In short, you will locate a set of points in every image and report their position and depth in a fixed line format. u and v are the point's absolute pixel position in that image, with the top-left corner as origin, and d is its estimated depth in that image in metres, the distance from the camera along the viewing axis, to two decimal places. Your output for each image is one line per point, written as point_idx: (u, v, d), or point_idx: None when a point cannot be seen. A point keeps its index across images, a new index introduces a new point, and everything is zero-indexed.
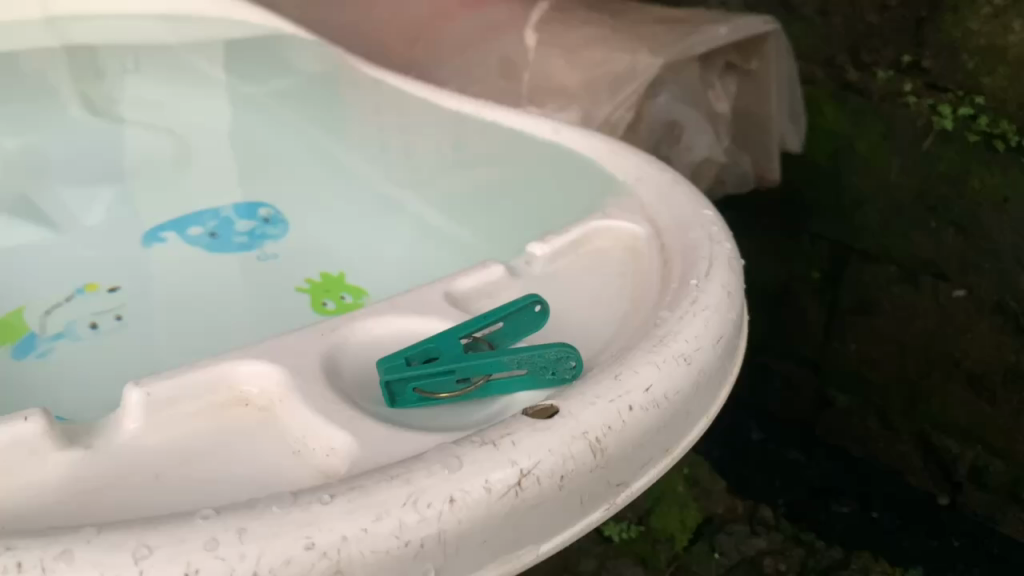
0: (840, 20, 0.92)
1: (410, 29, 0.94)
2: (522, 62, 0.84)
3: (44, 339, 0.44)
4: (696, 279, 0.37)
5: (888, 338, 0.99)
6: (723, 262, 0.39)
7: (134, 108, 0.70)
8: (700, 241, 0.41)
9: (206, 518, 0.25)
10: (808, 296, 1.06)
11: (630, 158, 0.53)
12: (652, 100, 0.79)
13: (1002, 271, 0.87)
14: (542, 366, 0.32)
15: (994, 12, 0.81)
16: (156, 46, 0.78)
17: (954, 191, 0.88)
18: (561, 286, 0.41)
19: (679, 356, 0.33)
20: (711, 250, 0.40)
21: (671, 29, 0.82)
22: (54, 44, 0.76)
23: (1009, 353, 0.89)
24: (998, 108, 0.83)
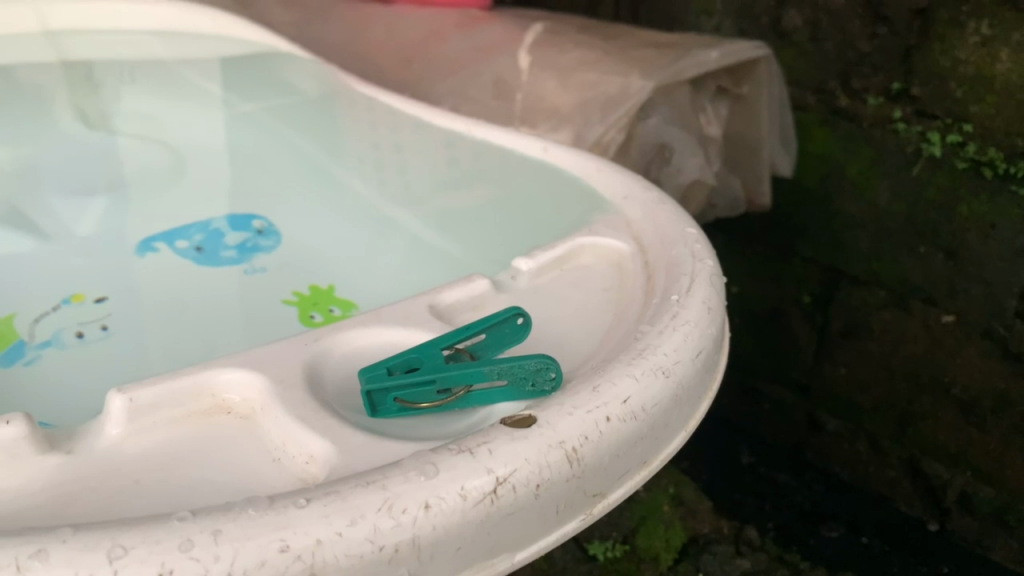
0: (831, 45, 0.96)
1: (405, 49, 0.96)
2: (515, 83, 0.86)
3: (30, 347, 0.44)
4: (677, 294, 0.38)
5: (878, 362, 1.02)
6: (704, 278, 0.39)
7: (128, 122, 0.70)
8: (682, 257, 0.41)
9: (182, 519, 0.25)
10: (799, 319, 1.09)
11: (617, 176, 0.53)
12: (643, 122, 0.80)
13: (990, 295, 0.89)
14: (522, 377, 0.32)
15: (982, 41, 0.83)
16: (152, 61, 0.79)
17: (943, 217, 0.91)
18: (546, 301, 0.41)
19: (658, 369, 0.33)
20: (693, 266, 0.40)
21: (662, 52, 0.83)
22: (50, 57, 0.76)
23: (997, 379, 0.91)
24: (986, 136, 0.85)
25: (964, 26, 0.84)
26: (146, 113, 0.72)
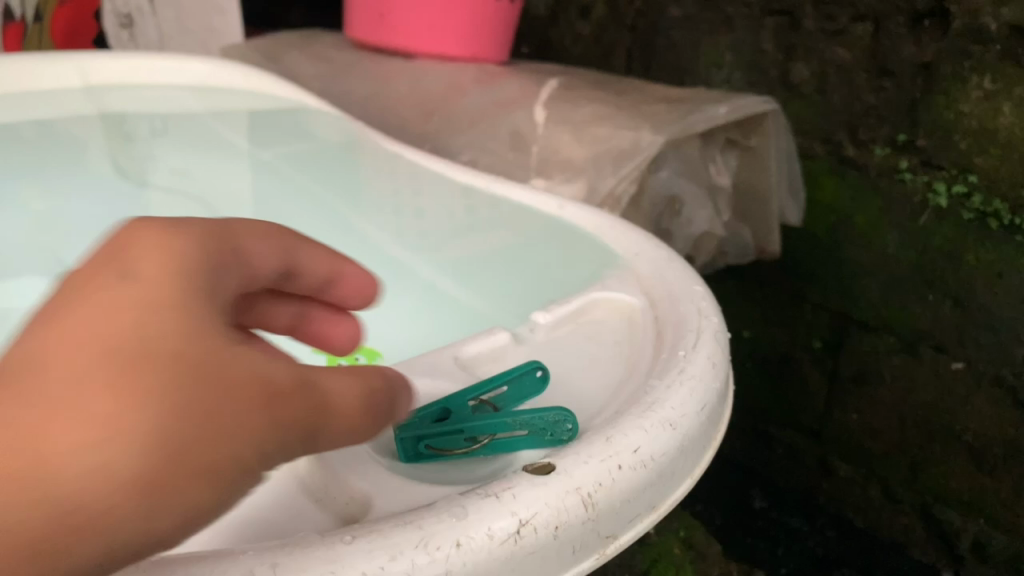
0: (838, 98, 1.06)
1: (425, 102, 1.00)
2: (531, 136, 0.89)
3: None
4: (684, 349, 0.40)
5: (890, 409, 1.10)
6: (710, 335, 0.42)
7: (162, 175, 0.72)
8: (689, 314, 0.44)
9: (249, 553, 0.27)
10: (810, 364, 1.19)
11: (629, 233, 0.56)
12: (654, 175, 0.84)
13: (1000, 343, 0.97)
14: (541, 427, 0.35)
15: (985, 95, 0.92)
16: (186, 117, 0.84)
17: (951, 264, 0.99)
18: (562, 352, 0.44)
19: (666, 421, 0.35)
20: (699, 323, 0.42)
21: (673, 108, 0.88)
22: (90, 110, 0.82)
23: (1008, 427, 0.98)
24: (991, 187, 0.94)
25: (967, 81, 0.93)
26: (176, 165, 0.75)
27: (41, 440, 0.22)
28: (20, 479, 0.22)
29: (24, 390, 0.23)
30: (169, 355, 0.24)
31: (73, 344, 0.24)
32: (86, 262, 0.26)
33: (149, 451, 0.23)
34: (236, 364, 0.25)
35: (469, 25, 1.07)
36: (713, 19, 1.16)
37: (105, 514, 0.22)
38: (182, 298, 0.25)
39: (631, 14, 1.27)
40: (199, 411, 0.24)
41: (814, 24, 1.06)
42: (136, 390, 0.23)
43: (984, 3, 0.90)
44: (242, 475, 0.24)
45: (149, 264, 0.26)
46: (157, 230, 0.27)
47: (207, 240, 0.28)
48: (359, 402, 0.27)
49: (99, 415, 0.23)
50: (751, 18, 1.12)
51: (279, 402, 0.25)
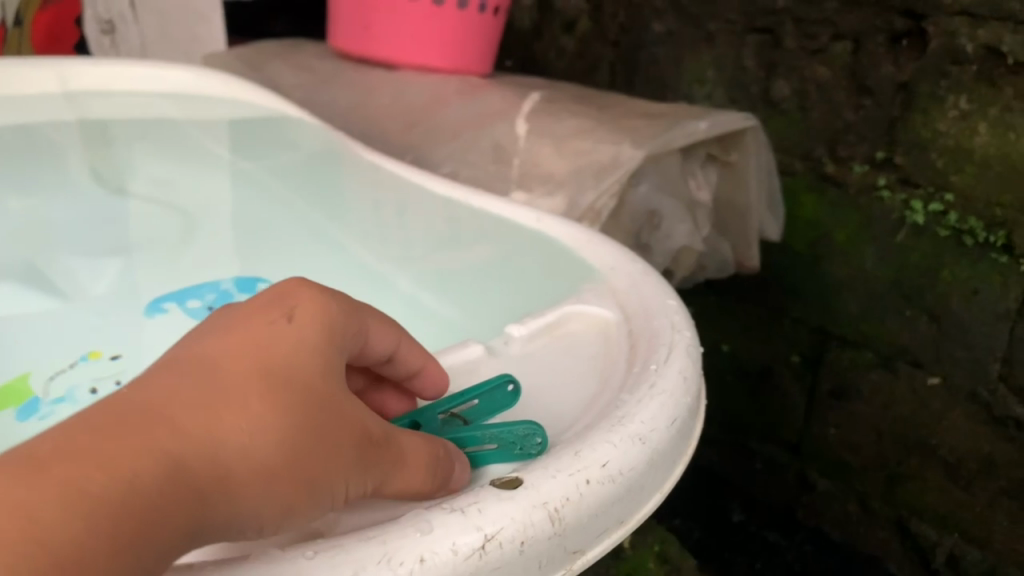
0: (819, 115, 1.07)
1: (408, 113, 1.00)
2: (513, 148, 0.90)
3: (45, 402, 0.43)
4: (655, 364, 0.40)
5: (868, 424, 1.11)
6: (682, 349, 0.42)
7: (141, 183, 0.72)
8: (662, 328, 0.44)
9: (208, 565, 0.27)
10: (789, 379, 1.20)
11: (606, 247, 0.56)
12: (635, 189, 0.84)
13: (975, 359, 0.98)
14: (510, 441, 0.36)
15: (961, 114, 0.94)
16: (167, 124, 0.84)
17: (928, 280, 1.00)
18: (536, 365, 0.44)
19: (635, 436, 0.35)
20: (672, 337, 0.43)
21: (654, 123, 0.89)
22: (69, 116, 0.82)
23: (984, 442, 1.00)
24: (967, 205, 0.95)
25: (944, 101, 0.95)
26: (154, 172, 0.74)
27: (209, 416, 0.28)
28: (192, 437, 0.27)
29: (197, 377, 0.29)
30: (307, 378, 0.30)
31: (240, 352, 0.30)
32: (249, 303, 0.33)
33: (283, 445, 0.28)
34: (350, 401, 0.31)
35: (453, 37, 1.07)
36: (695, 35, 1.17)
37: (239, 485, 0.27)
38: (324, 343, 0.32)
39: (615, 29, 1.28)
40: (320, 425, 0.30)
41: (795, 41, 1.07)
42: (284, 396, 0.29)
43: (959, 24, 0.91)
44: (337, 486, 0.30)
45: (306, 311, 0.33)
46: (313, 291, 0.34)
47: (348, 310, 0.35)
48: (429, 461, 0.33)
49: (253, 409, 0.29)
50: (733, 35, 1.13)
51: (373, 439, 0.31)
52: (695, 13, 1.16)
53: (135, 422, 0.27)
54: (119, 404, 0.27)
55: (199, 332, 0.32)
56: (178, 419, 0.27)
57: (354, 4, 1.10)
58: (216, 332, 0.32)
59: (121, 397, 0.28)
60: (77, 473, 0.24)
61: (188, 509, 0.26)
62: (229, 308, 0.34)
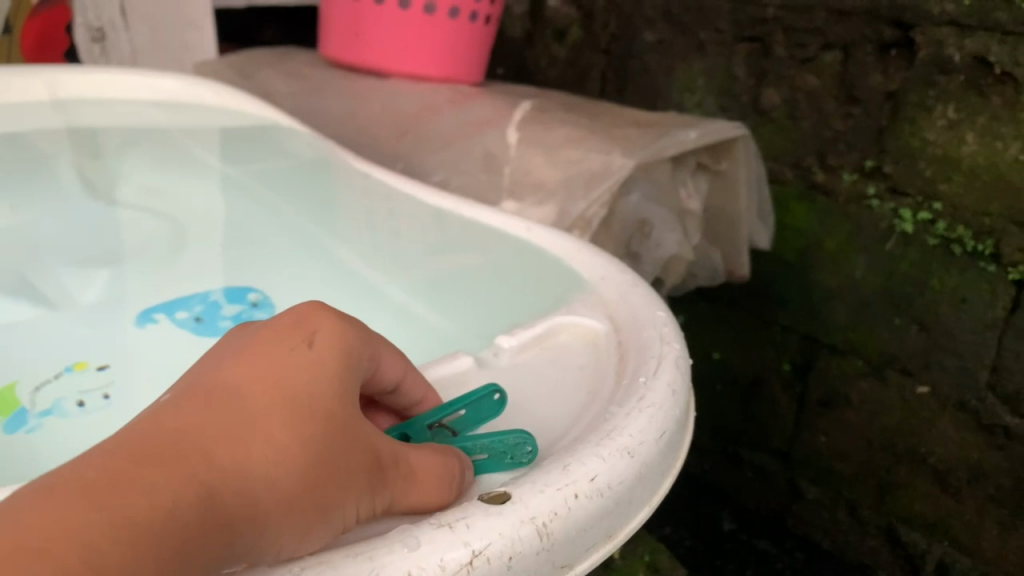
0: (809, 124, 1.08)
1: (399, 122, 1.00)
2: (504, 157, 0.90)
3: (32, 415, 0.43)
4: (644, 376, 0.40)
5: (857, 432, 1.12)
6: (671, 361, 0.42)
7: (130, 193, 0.71)
8: (651, 340, 0.44)
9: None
10: (779, 387, 1.20)
11: (597, 258, 0.56)
12: (625, 198, 0.84)
13: (964, 367, 0.99)
14: (501, 450, 0.37)
15: (949, 124, 0.94)
16: (157, 132, 0.83)
17: (916, 289, 1.01)
18: (526, 377, 0.44)
19: (623, 449, 0.35)
20: (661, 349, 0.43)
21: (644, 132, 0.89)
22: (59, 124, 0.81)
23: (972, 450, 1.00)
24: (955, 214, 0.96)
25: (932, 110, 0.95)
26: (144, 181, 0.74)
27: (236, 447, 0.29)
28: (222, 469, 0.28)
29: (223, 409, 0.30)
30: (326, 409, 0.31)
31: (265, 382, 0.31)
32: (270, 325, 0.34)
33: (305, 477, 0.29)
34: (366, 429, 0.32)
35: (445, 46, 1.08)
36: (685, 44, 1.18)
37: (265, 515, 0.28)
38: (344, 369, 0.33)
39: (606, 38, 1.28)
40: (340, 454, 0.31)
41: (785, 51, 1.07)
42: (306, 427, 0.30)
43: (947, 34, 0.92)
44: (353, 512, 0.31)
45: (325, 336, 0.34)
46: (333, 315, 0.35)
47: (362, 334, 0.36)
48: (444, 477, 0.33)
49: (275, 441, 0.29)
50: (724, 44, 1.13)
51: (385, 466, 0.32)
52: (686, 22, 1.17)
53: (166, 455, 0.27)
54: (149, 437, 0.28)
55: (222, 356, 0.33)
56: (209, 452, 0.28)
57: (345, 12, 1.10)
58: (240, 358, 0.32)
59: (152, 427, 0.28)
60: (114, 504, 0.25)
61: (220, 539, 0.27)
62: (248, 330, 0.35)
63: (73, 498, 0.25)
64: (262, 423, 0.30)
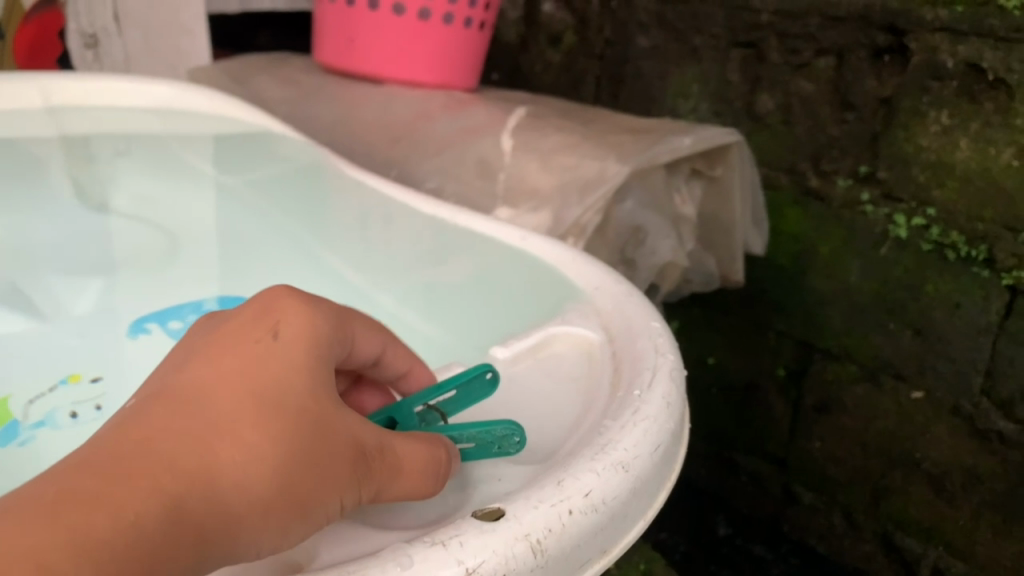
0: (803, 129, 1.08)
1: (393, 128, 1.00)
2: (499, 164, 0.90)
3: (25, 427, 0.42)
4: (639, 389, 0.40)
5: (853, 437, 1.12)
6: (665, 372, 0.41)
7: (124, 201, 0.71)
8: (646, 351, 0.43)
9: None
10: (774, 392, 1.21)
11: (591, 267, 0.56)
12: (619, 205, 0.85)
13: (958, 372, 0.99)
14: (489, 440, 0.38)
15: (942, 129, 0.95)
16: (151, 140, 0.83)
17: (910, 295, 1.01)
18: (520, 389, 0.44)
19: (618, 464, 0.35)
20: (656, 361, 0.42)
21: (638, 139, 0.89)
22: (52, 131, 0.81)
23: (967, 455, 1.00)
24: (949, 219, 0.96)
25: (925, 116, 0.96)
26: (139, 189, 0.74)
27: (207, 447, 0.29)
28: (191, 471, 0.28)
29: (193, 410, 0.30)
30: (296, 401, 0.32)
31: (234, 379, 0.32)
32: (237, 320, 0.35)
33: (279, 472, 0.30)
34: (344, 416, 0.33)
35: (439, 52, 1.08)
36: (680, 49, 1.18)
37: (240, 512, 0.29)
38: (314, 357, 0.34)
39: (601, 43, 1.28)
40: (313, 445, 0.31)
41: (779, 56, 1.08)
42: (277, 423, 0.31)
43: (940, 40, 0.92)
44: (336, 504, 0.31)
45: (292, 327, 0.35)
46: (300, 302, 0.36)
47: (333, 321, 0.37)
48: (426, 468, 0.34)
49: (247, 438, 0.30)
50: (718, 50, 1.14)
51: (368, 454, 0.33)
52: (681, 27, 1.17)
53: (133, 461, 0.28)
54: (118, 444, 0.29)
55: (193, 356, 0.34)
56: (178, 455, 0.29)
57: (339, 18, 1.10)
58: (207, 357, 0.33)
59: (120, 433, 0.29)
60: (82, 515, 0.26)
61: (194, 542, 0.27)
62: (220, 325, 0.35)
63: (38, 511, 0.25)
64: (231, 423, 0.30)
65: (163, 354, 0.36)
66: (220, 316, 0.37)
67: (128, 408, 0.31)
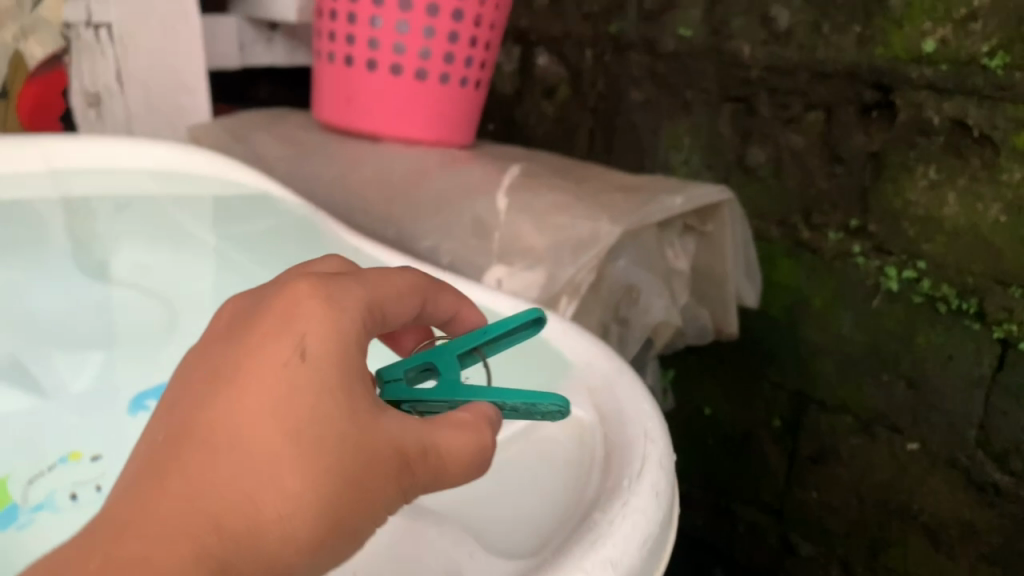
0: (794, 183, 1.10)
1: (389, 185, 1.02)
2: (493, 222, 0.91)
3: (24, 509, 0.45)
4: (628, 480, 0.41)
5: (849, 489, 1.12)
6: (655, 461, 0.42)
7: (124, 270, 0.72)
8: (637, 439, 0.44)
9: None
10: (770, 443, 1.21)
11: (584, 343, 0.57)
12: (612, 264, 0.86)
13: (952, 424, 1.00)
14: (534, 412, 0.47)
15: (930, 185, 0.96)
16: (151, 204, 0.85)
17: (902, 346, 1.02)
18: (508, 477, 0.47)
19: (607, 561, 0.35)
20: (645, 450, 0.43)
21: (630, 197, 0.91)
22: (53, 194, 0.82)
23: (963, 508, 1.01)
24: (939, 272, 0.97)
25: (913, 171, 0.97)
26: (138, 257, 0.74)
27: (259, 486, 0.37)
28: (246, 512, 0.36)
29: (239, 452, 0.38)
30: (325, 430, 0.39)
31: (273, 414, 0.38)
32: (269, 342, 0.41)
33: (322, 499, 0.37)
34: (374, 433, 0.40)
35: (435, 109, 1.10)
36: (671, 103, 1.20)
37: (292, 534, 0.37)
38: (340, 374, 0.40)
39: (593, 97, 1.31)
40: (347, 471, 0.38)
41: (769, 111, 1.10)
42: (314, 455, 0.38)
43: (925, 97, 0.95)
44: (379, 511, 0.39)
45: (318, 345, 0.41)
46: (323, 315, 0.42)
47: (356, 326, 0.43)
48: (472, 455, 0.42)
49: (287, 474, 0.37)
50: (709, 104, 1.16)
51: (402, 461, 0.40)
52: (672, 82, 1.19)
53: (197, 511, 0.36)
54: (183, 495, 0.36)
55: (234, 380, 0.40)
56: (233, 499, 0.36)
57: (336, 77, 1.12)
58: (247, 387, 0.40)
59: (184, 484, 0.37)
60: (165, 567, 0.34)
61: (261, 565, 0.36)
62: (254, 343, 0.42)
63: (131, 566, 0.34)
64: (277, 458, 0.38)
65: (209, 363, 0.42)
66: (254, 324, 0.43)
67: (189, 441, 0.38)
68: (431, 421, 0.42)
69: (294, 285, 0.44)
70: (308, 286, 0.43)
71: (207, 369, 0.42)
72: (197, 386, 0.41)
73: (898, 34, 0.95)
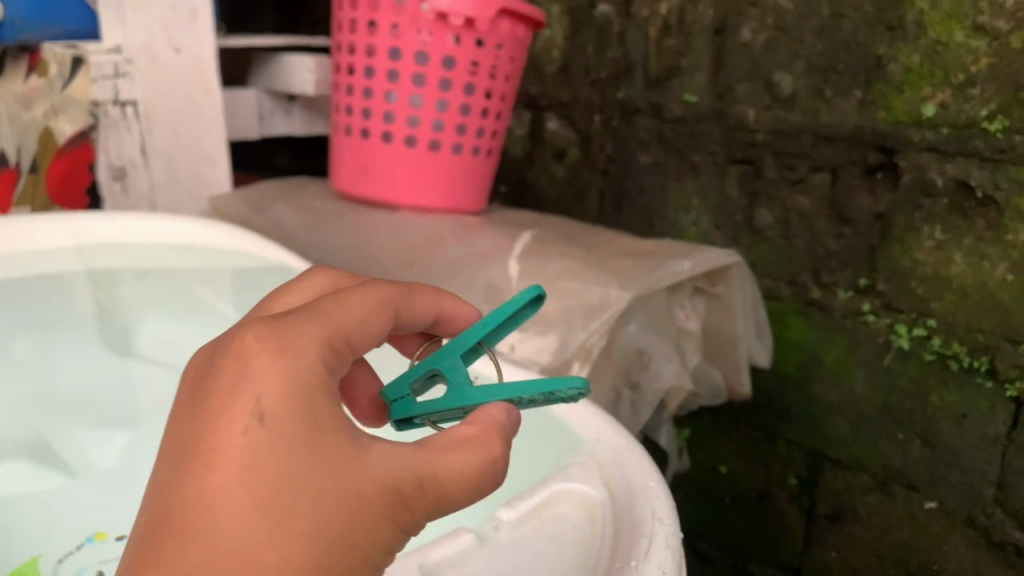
0: (802, 242, 1.11)
1: (405, 251, 1.04)
2: (507, 288, 0.93)
3: None
4: (635, 560, 0.46)
5: (869, 549, 1.11)
6: (661, 539, 0.47)
7: (148, 345, 0.80)
8: (644, 518, 0.49)
9: None
10: (786, 501, 1.20)
11: (594, 416, 0.60)
12: (623, 329, 0.88)
13: (968, 483, 1.00)
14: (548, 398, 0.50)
15: (936, 244, 0.98)
16: (171, 278, 0.87)
17: (916, 404, 1.03)
18: (522, 554, 0.50)
19: None
20: (652, 527, 0.48)
21: (639, 262, 0.93)
22: (79, 272, 0.84)
23: (984, 569, 1.00)
24: (950, 330, 0.98)
25: (919, 231, 0.99)
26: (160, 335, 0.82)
27: (239, 563, 0.39)
28: None
29: (223, 528, 0.39)
30: (305, 491, 0.40)
31: (244, 487, 0.40)
32: (224, 407, 0.41)
33: (308, 560, 0.40)
34: (357, 480, 0.42)
35: (448, 177, 1.13)
36: (679, 166, 1.23)
37: None
38: (303, 433, 0.41)
39: (603, 159, 1.34)
40: (328, 527, 0.41)
41: (776, 173, 1.12)
42: (290, 522, 0.40)
43: (928, 159, 0.97)
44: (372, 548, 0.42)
45: (274, 404, 0.41)
46: (275, 371, 0.42)
47: (312, 373, 0.43)
48: (480, 465, 0.45)
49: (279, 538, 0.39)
50: (716, 166, 1.18)
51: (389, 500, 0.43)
52: (679, 145, 1.22)
53: None
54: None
55: (197, 454, 0.41)
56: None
57: (354, 149, 1.16)
58: (209, 462, 0.40)
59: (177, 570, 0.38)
60: None
61: None
62: (210, 410, 0.42)
63: None
64: (253, 531, 0.39)
65: (172, 435, 0.43)
66: (207, 386, 0.43)
67: (166, 521, 0.39)
68: (427, 445, 0.45)
69: (240, 343, 0.43)
70: (255, 340, 0.43)
71: (171, 438, 0.43)
72: (163, 458, 0.42)
73: (898, 98, 0.98)
